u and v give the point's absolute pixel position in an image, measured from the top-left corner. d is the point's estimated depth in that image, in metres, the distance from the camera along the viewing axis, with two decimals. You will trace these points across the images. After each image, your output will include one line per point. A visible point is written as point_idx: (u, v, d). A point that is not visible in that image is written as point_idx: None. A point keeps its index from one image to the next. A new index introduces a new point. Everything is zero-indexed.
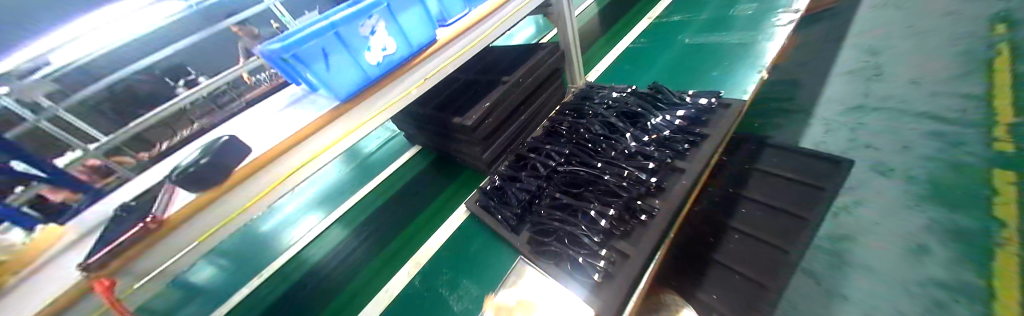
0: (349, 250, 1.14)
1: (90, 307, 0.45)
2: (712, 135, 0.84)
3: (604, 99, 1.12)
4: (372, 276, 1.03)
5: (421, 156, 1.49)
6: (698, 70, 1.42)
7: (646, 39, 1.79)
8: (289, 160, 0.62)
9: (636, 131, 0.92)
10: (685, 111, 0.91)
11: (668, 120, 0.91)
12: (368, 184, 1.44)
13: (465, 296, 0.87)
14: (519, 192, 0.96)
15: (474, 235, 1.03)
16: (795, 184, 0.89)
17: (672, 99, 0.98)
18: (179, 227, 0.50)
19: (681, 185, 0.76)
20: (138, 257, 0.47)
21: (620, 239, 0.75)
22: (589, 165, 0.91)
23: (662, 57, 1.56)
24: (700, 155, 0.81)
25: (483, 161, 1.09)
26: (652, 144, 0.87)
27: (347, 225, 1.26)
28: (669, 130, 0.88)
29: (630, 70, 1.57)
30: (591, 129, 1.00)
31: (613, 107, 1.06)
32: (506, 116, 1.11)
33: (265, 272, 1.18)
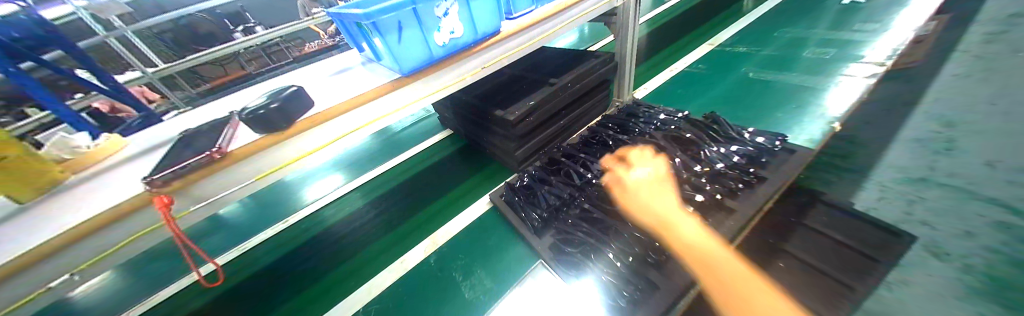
0: (367, 218, 1.16)
1: (144, 220, 0.46)
2: (770, 179, 0.79)
3: (652, 119, 1.08)
4: (385, 247, 1.03)
5: (451, 141, 1.49)
6: (757, 108, 1.33)
7: (699, 66, 1.72)
8: (344, 120, 0.62)
9: (686, 159, 0.88)
10: (741, 147, 0.87)
11: (723, 153, 0.87)
12: (396, 159, 1.46)
13: (478, 286, 0.86)
14: (549, 196, 0.93)
15: (493, 229, 1.02)
16: (846, 249, 0.79)
17: (729, 132, 0.93)
18: (238, 162, 0.51)
19: (728, 226, 0.72)
20: (196, 181, 0.48)
21: (652, 267, 0.71)
22: (628, 184, 0.88)
23: (714, 88, 1.49)
24: (754, 198, 0.76)
25: (516, 158, 1.07)
26: (701, 176, 0.82)
27: (369, 193, 1.28)
28: (722, 164, 0.83)
29: (677, 95, 1.51)
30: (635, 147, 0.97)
31: (660, 129, 1.02)
32: (548, 118, 1.09)
33: (287, 221, 1.22)
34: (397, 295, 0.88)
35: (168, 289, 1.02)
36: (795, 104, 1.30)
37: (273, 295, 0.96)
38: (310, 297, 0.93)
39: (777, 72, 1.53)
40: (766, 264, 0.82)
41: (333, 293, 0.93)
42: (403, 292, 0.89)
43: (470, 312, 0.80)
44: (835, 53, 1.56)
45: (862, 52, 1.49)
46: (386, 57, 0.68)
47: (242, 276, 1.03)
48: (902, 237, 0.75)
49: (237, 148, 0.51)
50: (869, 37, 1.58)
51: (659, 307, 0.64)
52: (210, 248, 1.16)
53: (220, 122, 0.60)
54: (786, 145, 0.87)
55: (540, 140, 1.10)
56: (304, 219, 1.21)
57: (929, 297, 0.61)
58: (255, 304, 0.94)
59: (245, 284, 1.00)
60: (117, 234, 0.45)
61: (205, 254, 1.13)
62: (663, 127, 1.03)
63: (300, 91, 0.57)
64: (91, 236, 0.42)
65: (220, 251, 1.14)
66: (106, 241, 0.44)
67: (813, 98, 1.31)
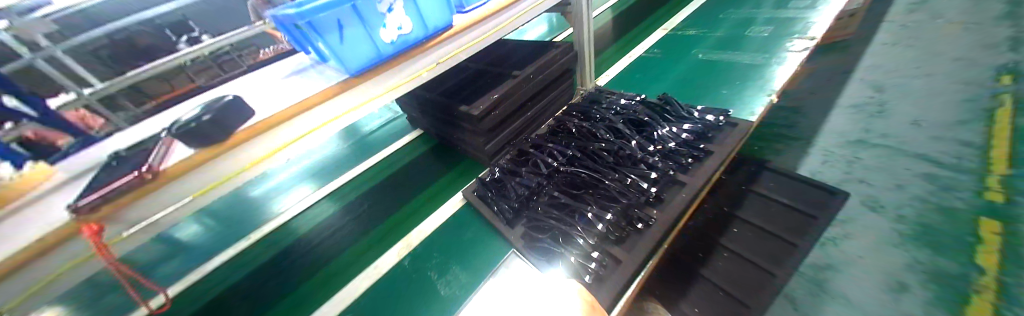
0: (338, 226, 1.13)
1: (72, 251, 0.44)
2: (717, 151, 0.84)
3: (613, 104, 1.12)
4: (359, 253, 1.02)
5: (421, 140, 1.48)
6: (710, 87, 1.41)
7: (658, 50, 1.79)
8: (293, 127, 0.60)
9: (642, 140, 0.92)
10: (691, 125, 0.92)
11: (675, 132, 0.92)
12: (365, 163, 1.42)
13: (454, 282, 0.87)
14: (518, 187, 0.95)
15: (467, 225, 1.03)
16: (792, 211, 0.86)
17: (680, 113, 0.98)
18: (175, 181, 0.49)
19: (680, 198, 0.77)
20: (127, 206, 0.46)
21: (614, 244, 0.75)
22: (591, 168, 0.91)
23: (672, 70, 1.56)
24: (703, 170, 0.81)
25: (485, 152, 1.08)
26: (655, 154, 0.87)
27: (340, 200, 1.24)
28: (674, 142, 0.88)
29: (638, 80, 1.57)
30: (597, 133, 1.00)
31: (620, 113, 1.06)
32: (513, 110, 1.11)
33: (252, 236, 1.17)
34: (374, 300, 0.88)
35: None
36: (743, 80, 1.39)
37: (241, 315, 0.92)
38: (282, 311, 0.90)
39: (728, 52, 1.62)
40: (722, 232, 0.88)
41: (305, 305, 0.91)
42: (380, 295, 0.89)
43: (446, 308, 0.81)
44: (778, 30, 1.67)
45: (800, 28, 1.61)
46: (330, 58, 0.67)
47: (205, 299, 0.99)
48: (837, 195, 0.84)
49: (168, 166, 0.49)
50: (806, 14, 1.71)
51: (621, 281, 0.68)
52: (169, 274, 1.10)
53: (155, 140, 0.57)
54: (730, 120, 0.93)
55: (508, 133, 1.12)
56: (270, 235, 1.16)
57: (871, 251, 0.72)
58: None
59: (208, 308, 0.96)
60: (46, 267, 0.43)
61: (161, 283, 1.06)
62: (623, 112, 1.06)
63: (236, 100, 0.56)
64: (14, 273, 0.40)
65: (181, 275, 1.08)
66: (25, 282, 0.41)
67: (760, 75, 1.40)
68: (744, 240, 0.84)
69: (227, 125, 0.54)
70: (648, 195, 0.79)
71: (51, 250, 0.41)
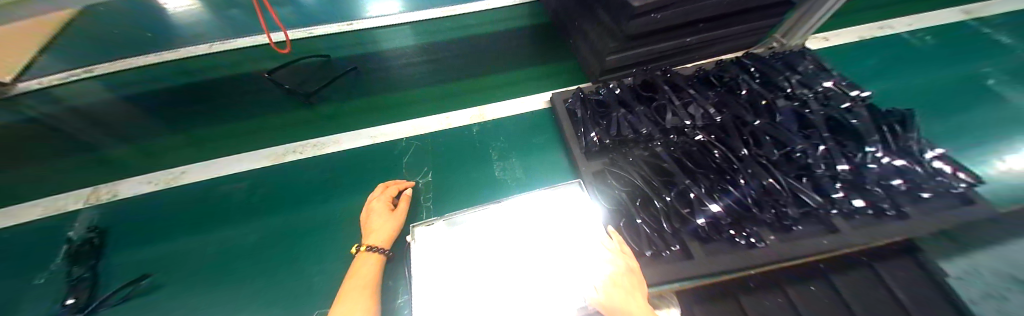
0: (432, 68, 1.17)
1: None
2: (900, 224, 0.61)
3: (812, 91, 0.80)
4: (436, 103, 1.07)
5: (515, 15, 1.31)
6: (965, 99, 0.97)
7: (923, 35, 1.17)
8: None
9: (831, 155, 0.65)
10: (901, 163, 0.65)
11: (873, 158, 0.66)
12: (457, 7, 1.34)
13: (509, 170, 0.89)
14: (623, 121, 0.79)
15: (542, 127, 0.98)
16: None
17: (908, 146, 0.69)
18: None
19: (823, 243, 0.60)
20: None
21: (697, 240, 0.62)
22: (732, 149, 0.69)
23: (907, 69, 1.06)
24: (868, 232, 0.60)
25: (605, 65, 0.86)
26: (827, 178, 0.63)
27: (428, 35, 1.26)
28: (862, 186, 0.63)
29: (846, 56, 1.11)
30: (764, 112, 0.76)
31: (815, 106, 0.75)
32: (679, 25, 0.80)
33: (349, 24, 1.27)
34: (441, 159, 0.92)
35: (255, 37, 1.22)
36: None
37: (331, 118, 1.04)
38: (346, 168, 0.92)
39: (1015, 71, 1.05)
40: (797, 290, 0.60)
41: (374, 162, 0.92)
42: (447, 159, 0.92)
43: (496, 188, 0.85)
44: None
45: None
46: None
47: (301, 83, 1.11)
48: None
49: None
50: None
51: (667, 275, 0.59)
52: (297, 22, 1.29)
53: None
54: (963, 189, 0.65)
55: (641, 52, 0.86)
56: (370, 55, 1.20)
57: None
58: (314, 116, 1.04)
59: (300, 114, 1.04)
60: None
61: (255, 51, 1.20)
62: (789, 99, 0.79)
63: None
64: None
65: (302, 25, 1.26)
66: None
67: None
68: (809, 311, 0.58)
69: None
70: (784, 220, 0.61)
71: None
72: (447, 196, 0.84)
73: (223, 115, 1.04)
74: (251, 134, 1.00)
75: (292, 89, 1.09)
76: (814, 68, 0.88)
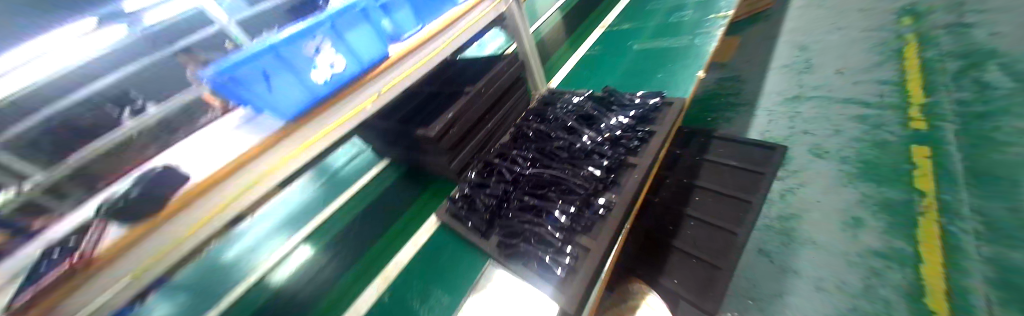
0: (328, 278, 1.10)
1: None
2: (659, 129, 0.89)
3: (567, 103, 1.14)
4: (339, 298, 1.01)
5: (390, 169, 1.50)
6: (647, 65, 1.73)
7: (597, 47, 2.11)
8: (196, 211, 0.56)
9: (592, 132, 0.97)
10: (635, 111, 0.96)
11: (620, 120, 0.96)
12: (334, 204, 1.42)
13: (436, 305, 0.86)
14: (485, 199, 0.96)
15: (444, 247, 1.01)
16: (733, 199, 1.07)
17: (621, 97, 1.05)
18: (129, 249, 0.50)
19: (633, 179, 0.81)
20: (97, 273, 0.47)
21: (582, 234, 0.78)
22: (550, 167, 0.94)
23: (618, 63, 1.83)
24: (650, 149, 0.86)
25: (452, 170, 1.10)
26: (605, 143, 0.91)
27: (319, 242, 1.25)
28: (621, 129, 0.93)
29: (589, 76, 1.81)
30: (552, 133, 1.03)
31: (572, 110, 1.09)
32: (477, 119, 1.14)
33: (222, 303, 1.13)
34: None
35: None
36: (727, 97, 1.65)
37: None
38: None
39: (650, 43, 1.94)
40: (676, 234, 1.08)
41: None
42: None
43: None
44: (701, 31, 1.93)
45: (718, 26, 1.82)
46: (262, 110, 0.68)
47: None
48: (777, 149, 1.10)
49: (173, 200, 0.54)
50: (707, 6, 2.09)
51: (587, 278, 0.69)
52: None
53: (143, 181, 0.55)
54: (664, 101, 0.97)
55: (472, 147, 1.15)
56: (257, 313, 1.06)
57: (829, 271, 0.93)
58: None
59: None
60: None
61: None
62: (571, 111, 1.10)
63: (168, 170, 0.56)
64: None
65: None
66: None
67: (737, 89, 1.67)
68: (695, 236, 1.04)
69: (156, 198, 0.52)
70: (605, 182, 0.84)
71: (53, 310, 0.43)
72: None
73: None
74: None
75: None
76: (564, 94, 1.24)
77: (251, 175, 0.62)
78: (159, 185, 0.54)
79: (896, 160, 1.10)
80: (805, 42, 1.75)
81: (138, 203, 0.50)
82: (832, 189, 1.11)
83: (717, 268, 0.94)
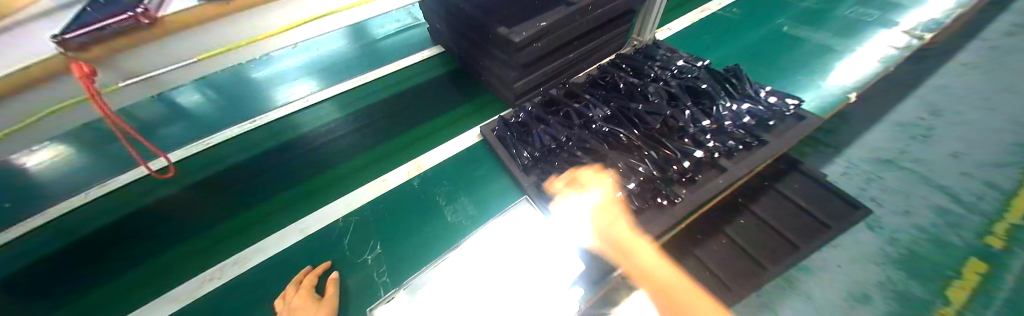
0: (361, 140, 1.10)
1: (78, 115, 0.44)
2: (772, 143, 0.76)
3: (670, 64, 0.96)
4: (368, 164, 1.02)
5: (443, 59, 1.38)
6: (772, 58, 1.47)
7: (733, 10, 1.75)
8: (267, 16, 0.46)
9: (693, 112, 0.82)
10: (753, 107, 0.81)
11: (732, 111, 0.81)
12: (379, 71, 1.34)
13: (460, 212, 0.86)
14: (543, 135, 0.86)
15: (481, 161, 0.98)
16: (780, 238, 0.97)
17: (746, 88, 0.87)
18: (176, 33, 0.41)
19: (716, 184, 0.71)
20: (149, 43, 0.41)
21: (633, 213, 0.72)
22: (628, 131, 0.82)
23: (741, 41, 1.54)
24: (750, 160, 0.74)
25: (515, 90, 0.99)
26: (706, 132, 0.78)
27: (357, 103, 1.22)
28: (730, 122, 0.79)
29: (698, 42, 1.54)
30: (645, 95, 0.88)
31: (676, 77, 0.92)
32: (565, 43, 0.97)
33: (257, 120, 1.15)
34: (374, 221, 0.86)
35: (121, 180, 0.99)
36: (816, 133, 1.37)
37: (250, 197, 0.96)
38: (270, 209, 0.92)
39: (789, 34, 1.60)
40: (702, 241, 1.01)
41: (296, 209, 0.92)
42: (380, 215, 0.87)
43: (450, 234, 0.82)
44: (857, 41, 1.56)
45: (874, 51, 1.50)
46: None
47: (202, 175, 1.01)
48: (859, 211, 0.96)
49: None
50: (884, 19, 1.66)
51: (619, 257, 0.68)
52: (173, 140, 1.10)
53: None
54: (797, 110, 0.81)
55: (544, 73, 1.00)
56: (288, 144, 1.09)
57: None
58: (229, 213, 0.92)
59: (228, 171, 1.02)
60: (115, 74, 0.42)
61: (157, 149, 1.06)
62: (675, 78, 0.92)
63: None
64: (62, 112, 0.41)
65: (176, 145, 1.08)
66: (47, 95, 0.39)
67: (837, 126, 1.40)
68: (719, 253, 0.98)
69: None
70: (686, 174, 0.73)
71: (104, 58, 0.39)
72: (398, 247, 0.80)
73: (149, 242, 0.87)
74: (189, 205, 0.94)
75: (254, 186, 0.98)
76: (670, 52, 1.04)
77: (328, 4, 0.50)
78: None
79: (942, 263, 0.99)
80: (948, 100, 1.32)
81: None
82: (854, 260, 1.04)
83: (730, 293, 0.90)
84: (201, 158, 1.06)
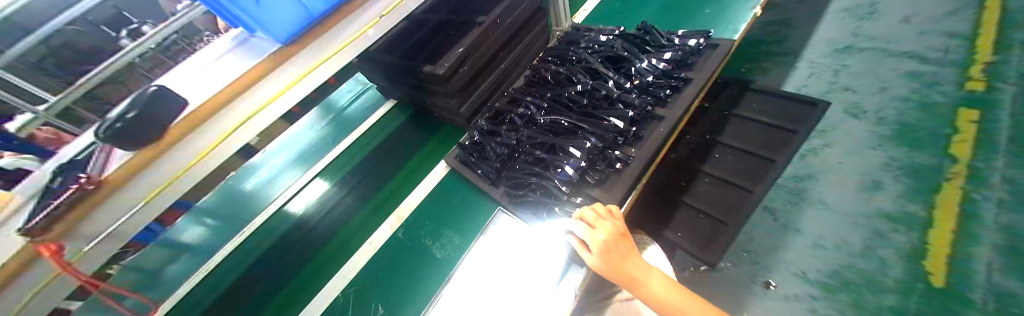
0: (344, 210, 1.14)
1: (63, 287, 0.49)
2: (695, 77, 0.80)
3: (590, 42, 1.02)
4: (355, 231, 1.05)
5: (398, 110, 1.44)
6: None
7: None
8: (197, 141, 0.52)
9: (619, 78, 0.87)
10: (671, 53, 0.85)
11: (653, 64, 0.86)
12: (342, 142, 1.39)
13: (448, 245, 0.90)
14: (496, 146, 0.91)
15: (455, 190, 1.01)
16: (753, 157, 0.99)
17: (661, 38, 0.92)
18: (122, 186, 0.46)
19: (658, 132, 0.74)
20: (103, 200, 0.45)
21: (594, 187, 0.75)
22: (569, 114, 0.87)
23: None
24: (682, 100, 0.77)
25: (462, 114, 1.04)
26: (634, 90, 0.83)
27: (330, 179, 1.27)
28: (652, 76, 0.83)
29: (622, 7, 1.60)
30: (574, 77, 0.93)
31: (598, 51, 0.97)
32: (490, 57, 1.03)
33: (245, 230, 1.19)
34: (375, 281, 0.89)
35: None
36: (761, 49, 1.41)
37: (259, 304, 1.00)
38: (280, 307, 0.96)
39: None
40: (685, 189, 1.04)
41: (301, 298, 0.95)
42: (379, 274, 0.90)
43: (446, 269, 0.85)
44: None
45: None
46: (252, 24, 0.57)
47: (212, 299, 1.06)
48: (817, 106, 0.98)
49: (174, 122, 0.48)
50: None
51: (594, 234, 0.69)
52: (173, 275, 1.14)
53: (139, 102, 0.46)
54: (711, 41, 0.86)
55: (483, 91, 1.06)
56: (279, 242, 1.13)
57: (834, 228, 0.97)
58: None
59: (234, 286, 1.07)
60: (79, 241, 0.47)
61: (162, 289, 1.11)
62: (598, 51, 0.97)
63: (164, 91, 0.49)
64: (46, 289, 0.46)
65: (178, 280, 1.12)
66: (25, 286, 0.44)
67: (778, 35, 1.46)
68: (702, 194, 1.00)
69: (157, 121, 0.47)
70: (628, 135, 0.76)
71: (66, 231, 0.43)
72: (401, 301, 0.83)
73: None
74: None
75: (261, 292, 1.02)
76: (589, 31, 1.10)
77: (245, 110, 0.56)
78: (156, 104, 0.48)
79: (934, 126, 0.99)
80: None
81: (137, 125, 0.45)
82: (851, 151, 1.07)
83: (726, 227, 0.92)
84: (205, 283, 1.10)
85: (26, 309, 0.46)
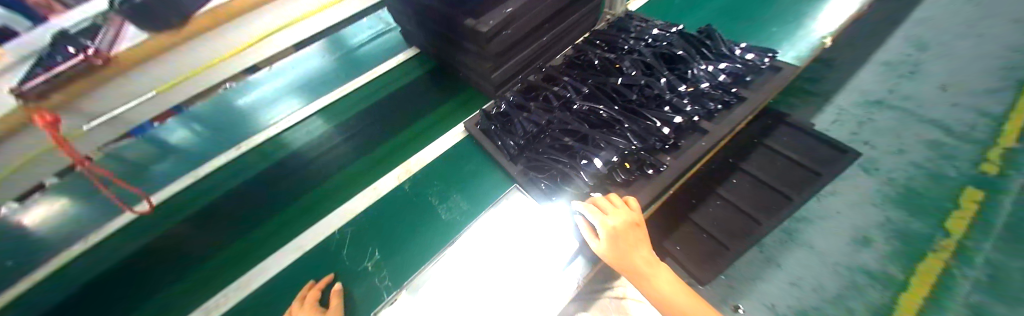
0: (349, 152, 1.10)
1: (51, 160, 0.45)
2: (751, 98, 0.76)
3: (643, 34, 0.96)
4: (358, 175, 1.02)
5: (420, 60, 1.37)
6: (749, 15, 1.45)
7: None
8: (224, 39, 0.46)
9: (670, 79, 0.83)
10: (729, 65, 0.81)
11: (710, 71, 0.82)
12: (357, 80, 1.33)
13: (454, 208, 0.88)
14: (525, 122, 0.86)
15: (470, 156, 0.98)
16: (772, 191, 0.99)
17: (721, 48, 0.87)
18: (137, 68, 0.41)
19: (698, 146, 0.72)
20: (113, 80, 0.40)
21: (621, 187, 0.74)
22: (608, 107, 0.83)
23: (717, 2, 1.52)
24: (730, 118, 0.75)
25: (492, 81, 0.98)
26: (683, 96, 0.79)
27: (339, 115, 1.21)
28: (708, 83, 0.80)
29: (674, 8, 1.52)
30: (621, 68, 0.88)
31: (651, 46, 0.92)
32: (536, 26, 0.96)
33: (243, 146, 1.14)
34: (373, 227, 0.87)
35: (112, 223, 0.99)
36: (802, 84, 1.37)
37: (246, 224, 0.97)
38: (268, 232, 0.94)
39: None
40: (696, 207, 1.03)
41: (292, 229, 0.93)
42: (377, 221, 0.88)
43: (448, 232, 0.84)
44: None
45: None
46: None
47: (196, 207, 1.02)
48: (847, 153, 0.96)
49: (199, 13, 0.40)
50: None
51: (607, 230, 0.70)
52: (160, 175, 1.10)
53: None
54: (773, 63, 0.82)
55: (519, 61, 1.00)
56: (276, 167, 1.09)
57: (814, 271, 0.99)
58: (229, 242, 0.94)
59: (220, 200, 1.03)
60: (79, 119, 0.42)
61: (146, 188, 1.06)
62: (651, 46, 0.92)
63: None
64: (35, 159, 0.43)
65: (165, 181, 1.08)
66: (15, 152, 0.40)
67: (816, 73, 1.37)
68: (712, 216, 1.00)
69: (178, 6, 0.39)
70: (667, 141, 0.74)
71: (70, 102, 0.39)
72: (397, 251, 0.83)
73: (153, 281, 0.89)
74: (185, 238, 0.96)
75: (249, 213, 0.99)
76: (643, 22, 1.03)
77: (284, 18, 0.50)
78: None
79: (943, 191, 0.94)
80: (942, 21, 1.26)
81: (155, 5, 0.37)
82: (853, 205, 1.04)
83: (726, 251, 0.93)
84: (192, 191, 1.06)
85: (10, 176, 0.42)
